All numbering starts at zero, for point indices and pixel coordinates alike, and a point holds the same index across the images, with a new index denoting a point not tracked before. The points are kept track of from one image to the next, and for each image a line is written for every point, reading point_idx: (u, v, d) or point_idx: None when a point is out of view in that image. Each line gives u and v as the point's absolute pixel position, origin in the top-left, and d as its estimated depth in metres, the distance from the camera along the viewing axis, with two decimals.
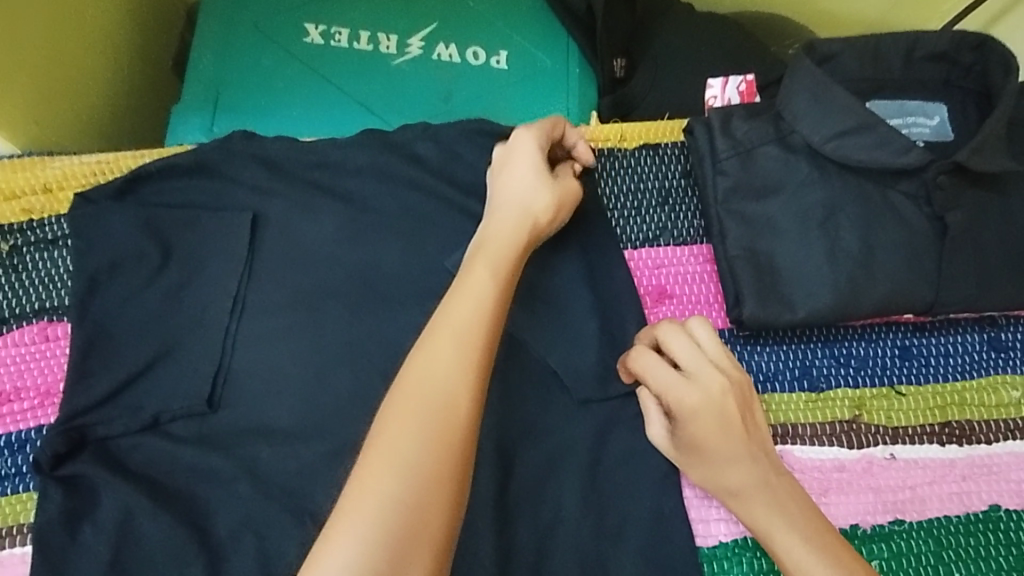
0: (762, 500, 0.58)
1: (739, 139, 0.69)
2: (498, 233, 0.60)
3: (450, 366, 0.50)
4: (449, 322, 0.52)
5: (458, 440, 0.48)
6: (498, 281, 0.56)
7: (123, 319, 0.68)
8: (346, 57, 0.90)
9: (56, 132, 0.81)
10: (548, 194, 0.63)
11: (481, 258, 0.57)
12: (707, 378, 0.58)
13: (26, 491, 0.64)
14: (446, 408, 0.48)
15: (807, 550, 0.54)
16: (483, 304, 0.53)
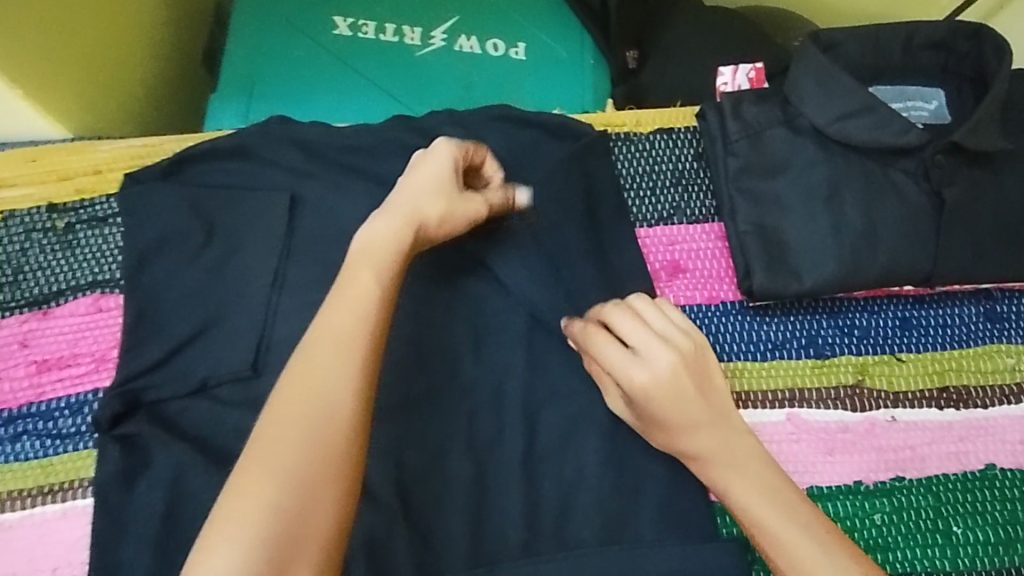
0: (717, 463, 0.60)
1: (749, 121, 0.73)
2: (387, 232, 0.60)
3: (332, 375, 0.52)
4: (329, 333, 0.54)
5: (341, 448, 0.51)
6: (383, 285, 0.58)
7: (170, 291, 0.72)
8: (372, 49, 0.95)
9: (101, 120, 0.86)
10: (445, 208, 0.64)
11: (363, 263, 0.58)
12: (651, 353, 0.61)
13: (85, 449, 0.69)
14: (327, 415, 0.51)
15: (761, 504, 0.57)
16: (365, 312, 0.56)
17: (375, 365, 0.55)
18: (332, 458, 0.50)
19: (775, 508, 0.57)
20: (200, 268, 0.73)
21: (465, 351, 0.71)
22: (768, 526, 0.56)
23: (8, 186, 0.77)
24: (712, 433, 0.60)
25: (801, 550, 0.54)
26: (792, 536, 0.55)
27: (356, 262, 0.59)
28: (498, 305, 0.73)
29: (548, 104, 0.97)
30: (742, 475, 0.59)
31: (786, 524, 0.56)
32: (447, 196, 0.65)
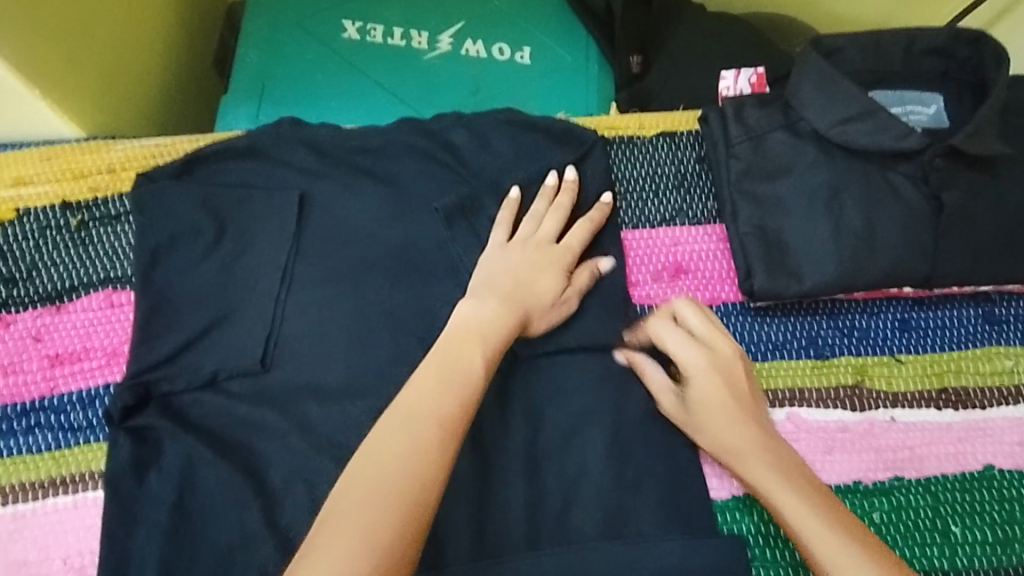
0: (763, 461, 0.63)
1: (750, 125, 0.74)
2: (495, 317, 0.64)
3: (417, 447, 0.53)
4: (416, 403, 0.56)
5: (413, 525, 0.50)
6: (484, 368, 0.60)
7: (183, 288, 0.75)
8: (381, 52, 0.97)
9: (115, 120, 0.88)
10: (552, 295, 0.70)
11: (467, 340, 0.61)
12: (717, 345, 0.68)
13: (96, 442, 0.70)
14: (408, 492, 0.51)
15: (805, 504, 0.59)
16: (458, 391, 0.57)
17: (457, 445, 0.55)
18: (405, 533, 0.50)
19: (816, 514, 0.59)
20: (212, 266, 0.76)
21: None
22: (817, 537, 0.57)
23: (24, 184, 0.79)
24: (758, 444, 0.64)
25: (850, 561, 0.55)
26: (833, 544, 0.56)
27: (463, 337, 0.62)
28: None
29: (552, 108, 1.00)
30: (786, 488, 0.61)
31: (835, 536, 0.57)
32: (558, 289, 0.71)
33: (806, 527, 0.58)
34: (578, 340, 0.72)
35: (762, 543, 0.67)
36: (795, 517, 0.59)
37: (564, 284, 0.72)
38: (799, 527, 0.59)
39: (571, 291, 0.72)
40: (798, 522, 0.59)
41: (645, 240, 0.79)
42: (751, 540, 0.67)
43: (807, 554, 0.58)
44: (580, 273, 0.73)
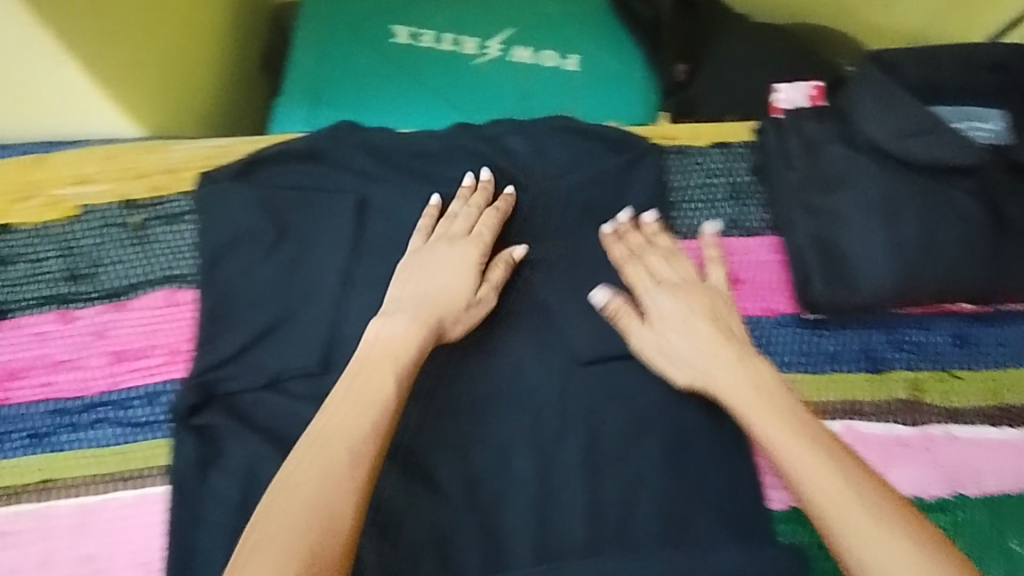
0: (779, 419, 0.62)
1: (808, 137, 0.75)
2: (407, 332, 0.66)
3: (335, 477, 0.56)
4: (334, 432, 0.58)
5: (337, 547, 0.53)
6: (398, 387, 0.62)
7: (244, 288, 0.76)
8: (432, 58, 0.97)
9: (173, 120, 0.89)
10: (462, 294, 0.71)
11: (385, 361, 0.64)
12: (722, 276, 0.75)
13: (159, 438, 0.71)
14: (325, 515, 0.54)
15: (821, 464, 0.58)
16: (373, 415, 0.60)
17: (376, 467, 0.58)
18: (329, 554, 0.52)
19: (830, 474, 0.57)
20: (272, 267, 0.77)
21: (528, 353, 0.73)
22: (855, 525, 0.54)
23: (87, 182, 0.80)
24: (770, 403, 0.64)
25: (867, 524, 0.54)
26: (846, 507, 0.55)
27: (376, 359, 0.64)
28: (560, 310, 0.75)
29: (599, 115, 1.00)
30: (821, 472, 0.58)
31: (877, 526, 0.54)
32: (467, 286, 0.72)
33: (843, 513, 0.55)
34: (634, 346, 0.73)
35: (821, 553, 0.69)
36: (829, 503, 0.56)
37: (473, 281, 0.72)
38: (833, 513, 0.55)
39: (485, 288, 0.73)
40: (836, 508, 0.55)
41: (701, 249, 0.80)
42: (811, 550, 0.69)
43: (818, 511, 0.56)
44: (491, 266, 0.74)
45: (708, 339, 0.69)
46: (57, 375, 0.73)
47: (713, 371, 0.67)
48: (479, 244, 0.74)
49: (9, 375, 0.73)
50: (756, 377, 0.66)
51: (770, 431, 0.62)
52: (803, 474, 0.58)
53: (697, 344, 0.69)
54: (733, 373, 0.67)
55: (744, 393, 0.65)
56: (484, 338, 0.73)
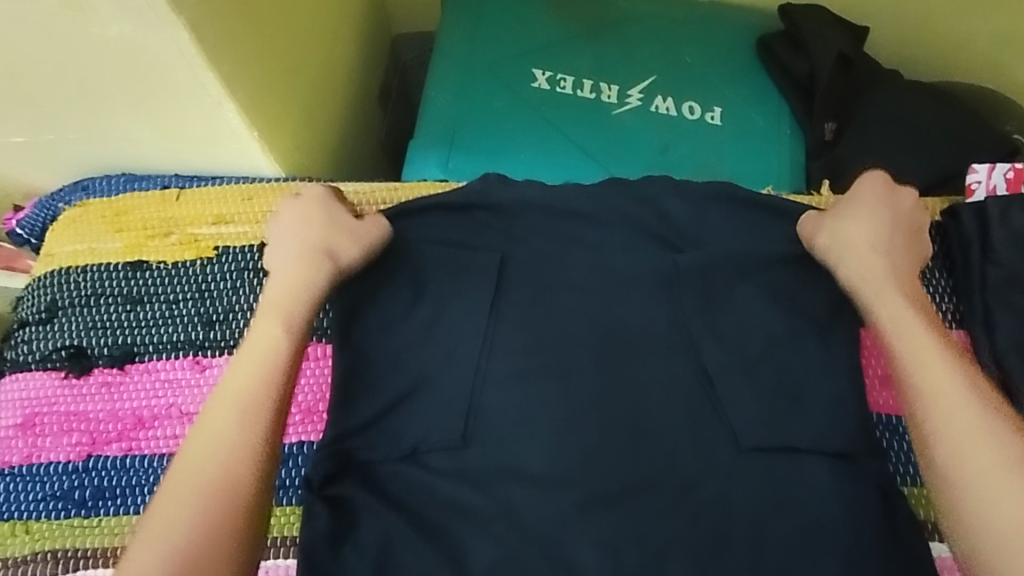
0: (933, 353, 0.60)
1: (1018, 230, 0.71)
2: (288, 274, 0.66)
3: (229, 433, 0.56)
4: (232, 390, 0.58)
5: (233, 499, 0.54)
6: (289, 338, 0.62)
7: (382, 346, 0.72)
8: (570, 105, 0.92)
9: (307, 159, 0.85)
10: (334, 230, 0.68)
11: (272, 313, 0.64)
12: (898, 197, 0.70)
13: (290, 505, 0.69)
14: (226, 475, 0.54)
15: (961, 408, 0.57)
16: (265, 370, 0.60)
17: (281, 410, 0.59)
18: (237, 501, 0.54)
19: (973, 422, 0.56)
20: (413, 323, 0.72)
21: (687, 445, 0.67)
22: (968, 462, 0.54)
23: (224, 223, 0.77)
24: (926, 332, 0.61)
25: (995, 479, 0.53)
26: (979, 459, 0.54)
27: (264, 314, 0.64)
28: (723, 398, 0.69)
29: (745, 174, 0.92)
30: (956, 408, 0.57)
31: (997, 474, 0.53)
32: (337, 219, 0.69)
33: (966, 450, 0.55)
34: (803, 444, 0.67)
35: None
36: (953, 432, 0.56)
37: (344, 216, 0.70)
38: (950, 448, 0.55)
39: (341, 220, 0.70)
40: (967, 442, 0.55)
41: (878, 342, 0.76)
42: None
43: (948, 449, 0.56)
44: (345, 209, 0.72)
45: (868, 238, 0.68)
46: (187, 427, 0.70)
47: (862, 264, 0.66)
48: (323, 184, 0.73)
49: (139, 423, 0.70)
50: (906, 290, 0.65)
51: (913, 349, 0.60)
52: (939, 398, 0.57)
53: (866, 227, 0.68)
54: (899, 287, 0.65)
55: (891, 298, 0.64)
56: (638, 424, 0.68)
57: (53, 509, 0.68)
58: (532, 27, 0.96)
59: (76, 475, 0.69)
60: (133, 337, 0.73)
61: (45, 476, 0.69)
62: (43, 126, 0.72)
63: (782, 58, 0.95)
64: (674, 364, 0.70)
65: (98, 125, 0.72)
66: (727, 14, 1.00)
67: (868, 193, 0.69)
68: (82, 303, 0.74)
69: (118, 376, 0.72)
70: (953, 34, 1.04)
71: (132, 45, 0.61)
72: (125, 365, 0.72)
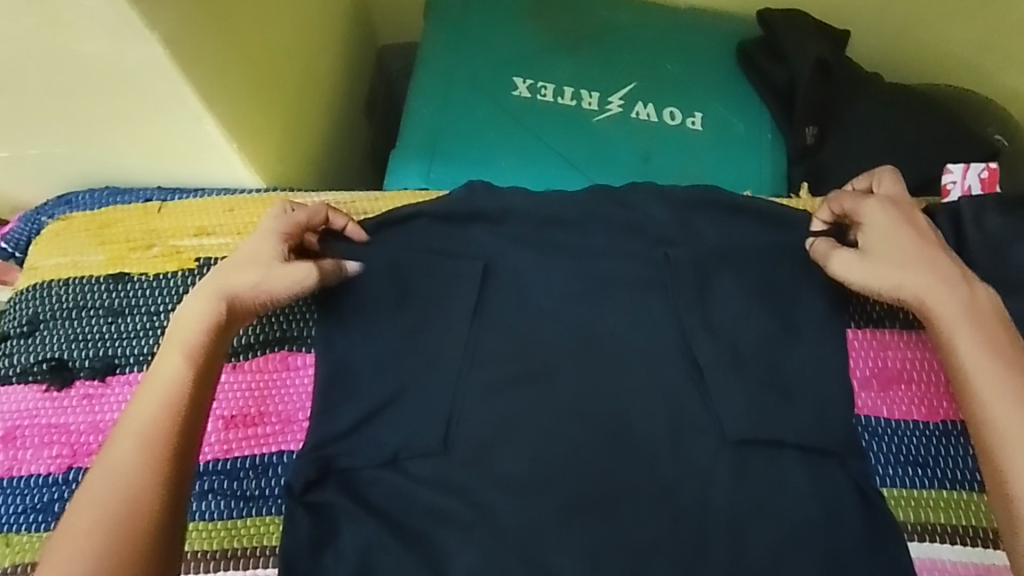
0: (1005, 396, 0.58)
1: (992, 233, 0.71)
2: (191, 310, 0.64)
3: (132, 465, 0.56)
4: (135, 422, 0.59)
5: (137, 529, 0.54)
6: (191, 365, 0.61)
7: (361, 355, 0.71)
8: (551, 113, 0.93)
9: (289, 170, 0.86)
10: (256, 266, 0.65)
11: (175, 340, 0.62)
12: (910, 211, 0.66)
13: (270, 514, 0.68)
14: (127, 504, 0.55)
15: None
16: (163, 398, 0.60)
17: (189, 436, 0.59)
18: (137, 530, 0.54)
19: None
20: (393, 331, 0.72)
21: (666, 449, 0.67)
22: None
23: (206, 234, 0.78)
24: (996, 369, 0.60)
25: None
26: None
27: (168, 342, 0.63)
28: (702, 403, 0.69)
29: (725, 179, 0.93)
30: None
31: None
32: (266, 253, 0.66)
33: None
34: (783, 446, 0.67)
35: None
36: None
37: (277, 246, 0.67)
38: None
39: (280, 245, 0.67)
40: None
41: (867, 342, 0.73)
42: None
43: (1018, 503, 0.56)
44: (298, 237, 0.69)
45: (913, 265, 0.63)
46: None
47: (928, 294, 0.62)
48: (280, 212, 0.69)
49: None
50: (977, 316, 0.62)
51: (1003, 411, 0.58)
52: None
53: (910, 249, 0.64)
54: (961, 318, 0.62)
55: (966, 335, 0.61)
56: (619, 429, 0.68)
57: (33, 522, 0.68)
58: (513, 36, 0.97)
59: (55, 487, 0.69)
60: (113, 348, 0.73)
61: (25, 489, 0.69)
62: (26, 141, 0.73)
63: (762, 64, 0.96)
64: (654, 369, 0.70)
65: (81, 140, 0.73)
66: (708, 21, 1.01)
67: (886, 213, 0.65)
68: (63, 316, 0.74)
69: (99, 388, 0.72)
70: (936, 37, 1.04)
71: (109, 62, 0.62)
72: (105, 377, 0.72)
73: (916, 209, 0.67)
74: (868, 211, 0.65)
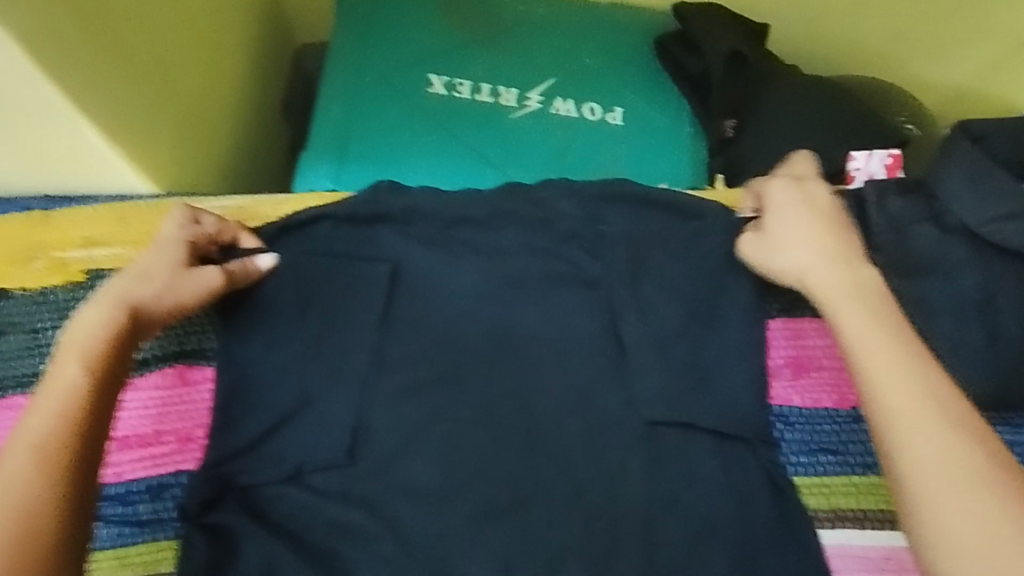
0: (884, 351, 0.53)
1: (893, 215, 0.71)
2: (86, 319, 0.56)
3: (22, 485, 0.48)
4: (25, 436, 0.50)
5: (28, 558, 0.45)
6: (93, 371, 0.54)
7: (262, 366, 0.68)
8: (467, 110, 0.91)
9: (189, 175, 0.82)
10: (166, 274, 0.61)
11: (73, 346, 0.55)
12: (809, 187, 0.65)
13: (165, 540, 0.64)
14: (15, 530, 0.46)
15: (919, 421, 0.49)
16: (59, 407, 0.51)
17: (92, 449, 0.52)
18: (30, 559, 0.45)
19: (923, 434, 0.48)
20: (296, 339, 0.69)
21: (579, 448, 0.66)
22: (940, 486, 0.46)
23: (94, 245, 0.74)
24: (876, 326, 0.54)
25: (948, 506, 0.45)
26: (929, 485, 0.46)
27: (64, 349, 0.55)
28: (616, 401, 0.68)
29: (645, 173, 0.92)
30: (925, 419, 0.48)
31: (974, 487, 0.45)
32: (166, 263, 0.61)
33: (948, 466, 0.46)
34: (696, 440, 0.66)
35: None
36: (910, 451, 0.48)
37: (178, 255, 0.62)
38: (920, 469, 0.47)
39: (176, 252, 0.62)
40: (921, 457, 0.47)
41: (781, 331, 0.73)
42: None
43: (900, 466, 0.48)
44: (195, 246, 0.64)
45: (806, 239, 0.62)
46: None
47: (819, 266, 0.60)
48: (182, 219, 0.64)
49: None
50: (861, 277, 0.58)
51: (876, 358, 0.52)
52: (910, 406, 0.49)
53: (798, 226, 0.63)
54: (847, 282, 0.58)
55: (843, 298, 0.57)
56: (532, 431, 0.67)
57: None
58: (427, 32, 0.94)
59: None
60: None
61: None
62: None
63: (678, 57, 0.96)
64: (568, 368, 0.69)
65: None
66: (625, 15, 1.00)
67: (783, 192, 0.65)
68: None
69: None
70: (849, 29, 1.06)
71: None
72: None
73: (826, 186, 0.66)
74: (767, 192, 0.66)
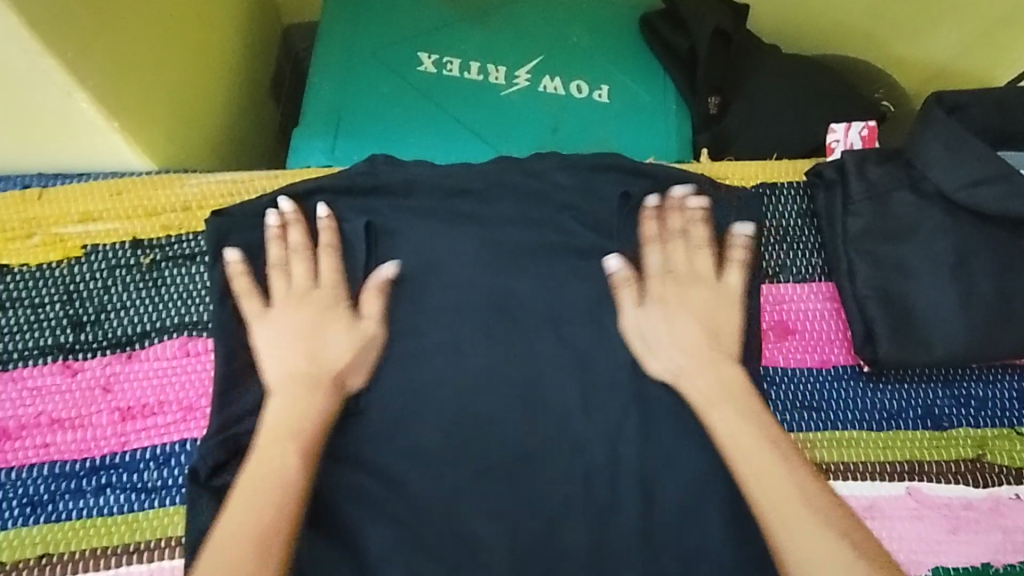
0: (711, 390, 0.66)
1: (873, 182, 0.74)
2: (302, 321, 0.67)
3: (281, 457, 0.60)
4: (284, 420, 0.62)
5: (282, 510, 0.57)
6: (324, 371, 0.65)
7: None
8: (458, 87, 0.93)
9: (183, 152, 0.82)
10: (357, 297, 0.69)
11: (307, 344, 0.66)
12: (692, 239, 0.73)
13: (173, 505, 0.66)
14: (280, 487, 0.58)
15: (747, 436, 0.62)
16: (317, 404, 0.63)
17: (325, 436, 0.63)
18: (285, 507, 0.57)
19: (749, 446, 0.62)
20: None
21: (576, 410, 0.68)
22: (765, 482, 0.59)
23: (91, 220, 0.74)
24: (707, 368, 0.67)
25: (779, 495, 0.58)
26: (764, 483, 0.59)
27: (298, 356, 0.65)
28: (610, 363, 0.70)
29: (634, 147, 0.93)
30: (751, 434, 0.62)
31: (778, 478, 0.59)
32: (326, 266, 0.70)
33: (761, 469, 0.60)
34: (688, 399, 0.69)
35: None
36: (745, 459, 0.61)
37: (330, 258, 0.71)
38: (753, 468, 0.60)
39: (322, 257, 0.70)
40: (748, 461, 0.61)
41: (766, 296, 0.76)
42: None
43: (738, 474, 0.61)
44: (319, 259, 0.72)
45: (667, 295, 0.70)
46: (58, 435, 0.68)
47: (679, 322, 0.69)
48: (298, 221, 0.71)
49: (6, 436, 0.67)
50: (693, 331, 0.69)
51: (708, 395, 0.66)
52: (731, 428, 0.63)
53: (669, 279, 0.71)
54: (682, 340, 0.68)
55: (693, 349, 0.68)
56: (532, 394, 0.69)
57: None
58: (417, 12, 0.96)
59: None
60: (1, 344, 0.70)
61: None
62: None
63: (663, 32, 0.97)
64: (563, 333, 0.71)
65: None
66: None
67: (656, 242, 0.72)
68: None
69: None
70: (828, 7, 1.08)
71: None
72: None
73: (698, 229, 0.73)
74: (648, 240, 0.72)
